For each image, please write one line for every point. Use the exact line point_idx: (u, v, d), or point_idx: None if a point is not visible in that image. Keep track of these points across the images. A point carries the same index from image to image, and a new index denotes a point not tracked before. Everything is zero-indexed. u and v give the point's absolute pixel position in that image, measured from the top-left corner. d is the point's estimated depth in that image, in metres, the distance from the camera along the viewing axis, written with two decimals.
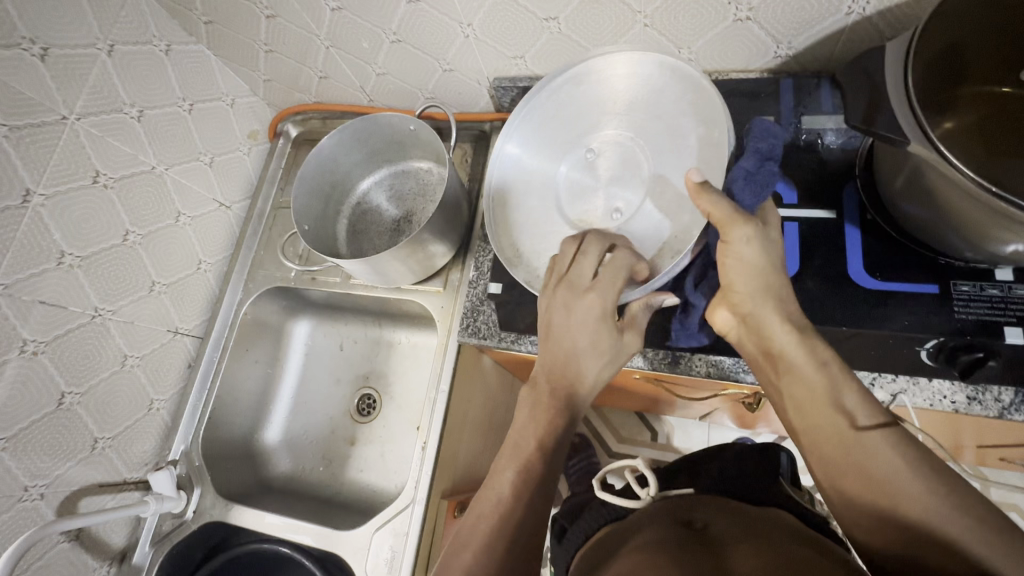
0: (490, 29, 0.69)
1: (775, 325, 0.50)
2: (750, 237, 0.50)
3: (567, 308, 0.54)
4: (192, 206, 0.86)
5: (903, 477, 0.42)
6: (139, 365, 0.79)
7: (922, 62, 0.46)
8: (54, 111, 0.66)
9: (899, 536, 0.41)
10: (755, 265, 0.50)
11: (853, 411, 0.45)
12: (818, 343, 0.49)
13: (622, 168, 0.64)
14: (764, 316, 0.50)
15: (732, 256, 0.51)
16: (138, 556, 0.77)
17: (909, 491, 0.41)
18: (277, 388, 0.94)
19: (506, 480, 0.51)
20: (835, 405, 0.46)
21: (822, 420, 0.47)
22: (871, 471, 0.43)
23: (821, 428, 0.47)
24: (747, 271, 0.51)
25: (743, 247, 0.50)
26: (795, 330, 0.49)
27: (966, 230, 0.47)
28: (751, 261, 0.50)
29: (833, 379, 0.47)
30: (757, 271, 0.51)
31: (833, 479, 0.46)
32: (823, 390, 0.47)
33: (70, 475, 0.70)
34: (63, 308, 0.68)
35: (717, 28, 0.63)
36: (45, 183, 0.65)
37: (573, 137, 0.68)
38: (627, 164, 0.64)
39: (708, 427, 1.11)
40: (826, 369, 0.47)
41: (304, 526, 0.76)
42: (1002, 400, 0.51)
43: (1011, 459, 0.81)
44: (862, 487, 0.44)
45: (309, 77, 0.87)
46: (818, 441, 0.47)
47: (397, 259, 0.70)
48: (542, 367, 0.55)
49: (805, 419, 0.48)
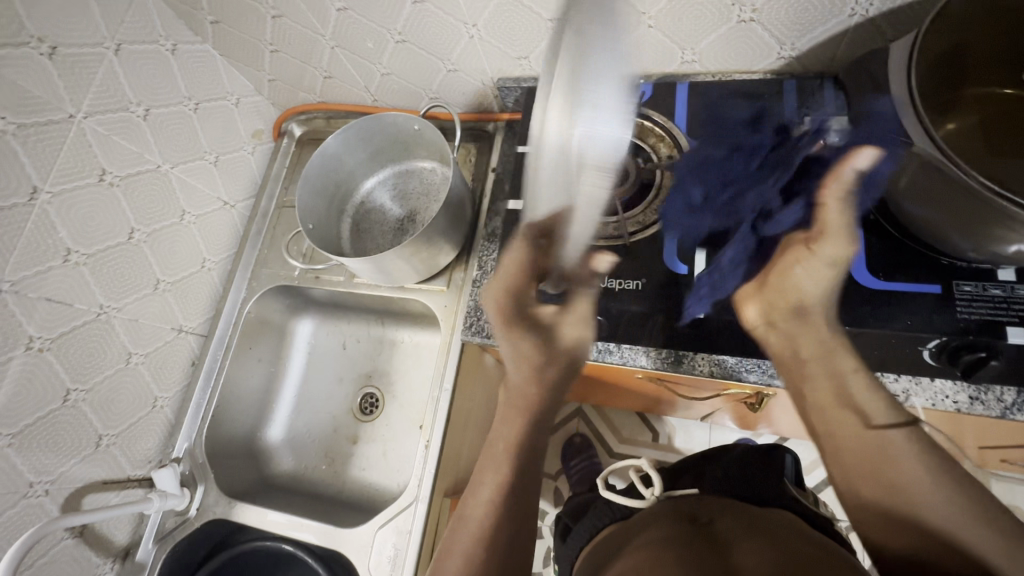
0: (495, 29, 0.69)
1: (814, 332, 0.55)
2: (839, 248, 0.54)
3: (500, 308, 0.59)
4: (197, 204, 0.86)
5: (921, 483, 0.46)
6: (144, 362, 0.79)
7: (926, 63, 0.46)
8: (62, 109, 0.66)
9: (912, 534, 0.44)
10: (824, 275, 0.55)
11: (874, 413, 0.50)
12: (844, 353, 0.53)
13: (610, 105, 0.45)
14: (819, 317, 0.55)
15: (809, 261, 0.55)
16: (141, 553, 0.77)
17: (922, 490, 0.45)
18: (281, 386, 0.94)
19: (491, 487, 0.57)
20: (851, 408, 0.52)
21: (852, 418, 0.51)
22: (892, 475, 0.47)
23: (850, 427, 0.51)
24: (815, 279, 0.55)
25: (828, 258, 0.54)
26: (839, 339, 0.54)
27: (970, 231, 0.47)
28: (824, 266, 0.54)
29: (861, 386, 0.52)
30: (823, 279, 0.55)
31: (848, 478, 0.50)
32: (862, 396, 0.51)
33: (74, 472, 0.70)
34: (69, 305, 0.69)
35: (722, 29, 0.63)
36: (52, 181, 0.65)
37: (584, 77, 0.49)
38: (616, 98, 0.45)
39: (709, 428, 1.11)
40: (859, 377, 0.52)
41: (307, 524, 0.76)
42: (1004, 400, 0.51)
43: (1012, 460, 0.82)
44: (874, 488, 0.48)
45: (314, 77, 0.88)
46: (840, 440, 0.51)
47: (401, 258, 0.71)
48: (513, 368, 0.61)
49: (829, 419, 0.53)
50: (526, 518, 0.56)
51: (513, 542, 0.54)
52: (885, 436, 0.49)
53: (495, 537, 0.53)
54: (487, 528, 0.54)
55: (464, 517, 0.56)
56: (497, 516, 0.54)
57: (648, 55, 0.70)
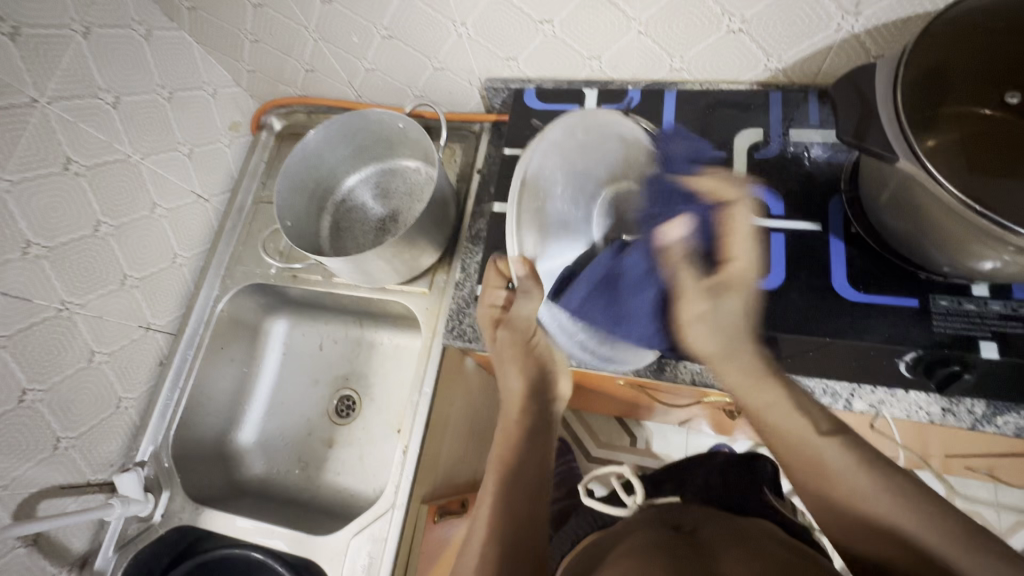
0: (484, 29, 0.68)
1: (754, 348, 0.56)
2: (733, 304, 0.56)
3: (479, 315, 0.65)
4: (169, 197, 0.83)
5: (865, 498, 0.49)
6: (108, 361, 0.75)
7: (913, 77, 0.47)
8: (24, 93, 0.63)
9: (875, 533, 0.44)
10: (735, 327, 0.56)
11: (816, 422, 0.53)
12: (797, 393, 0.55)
13: (561, 204, 0.58)
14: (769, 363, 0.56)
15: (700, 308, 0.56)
16: (101, 561, 0.73)
17: None
18: (253, 387, 0.91)
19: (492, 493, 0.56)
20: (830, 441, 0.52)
21: (798, 428, 0.53)
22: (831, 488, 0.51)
23: (796, 432, 0.54)
24: (711, 323, 0.56)
25: (724, 307, 0.56)
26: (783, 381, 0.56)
27: (949, 248, 0.48)
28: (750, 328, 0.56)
29: (783, 407, 0.54)
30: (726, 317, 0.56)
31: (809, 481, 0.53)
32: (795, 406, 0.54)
33: (28, 477, 0.67)
34: (27, 300, 0.65)
35: (710, 39, 0.63)
36: (11, 169, 0.62)
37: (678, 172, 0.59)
38: (564, 203, 0.59)
39: (687, 433, 1.12)
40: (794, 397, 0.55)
41: (277, 530, 0.74)
42: (975, 412, 0.55)
43: (976, 468, 0.84)
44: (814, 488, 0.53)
45: (295, 69, 0.85)
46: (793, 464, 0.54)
47: (382, 259, 0.69)
48: (512, 391, 0.64)
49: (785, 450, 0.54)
50: (529, 522, 0.54)
51: (530, 539, 0.52)
52: (824, 459, 0.52)
53: (508, 542, 0.51)
54: (500, 538, 0.51)
55: (474, 535, 0.54)
56: (511, 524, 0.53)
57: (636, 61, 0.69)
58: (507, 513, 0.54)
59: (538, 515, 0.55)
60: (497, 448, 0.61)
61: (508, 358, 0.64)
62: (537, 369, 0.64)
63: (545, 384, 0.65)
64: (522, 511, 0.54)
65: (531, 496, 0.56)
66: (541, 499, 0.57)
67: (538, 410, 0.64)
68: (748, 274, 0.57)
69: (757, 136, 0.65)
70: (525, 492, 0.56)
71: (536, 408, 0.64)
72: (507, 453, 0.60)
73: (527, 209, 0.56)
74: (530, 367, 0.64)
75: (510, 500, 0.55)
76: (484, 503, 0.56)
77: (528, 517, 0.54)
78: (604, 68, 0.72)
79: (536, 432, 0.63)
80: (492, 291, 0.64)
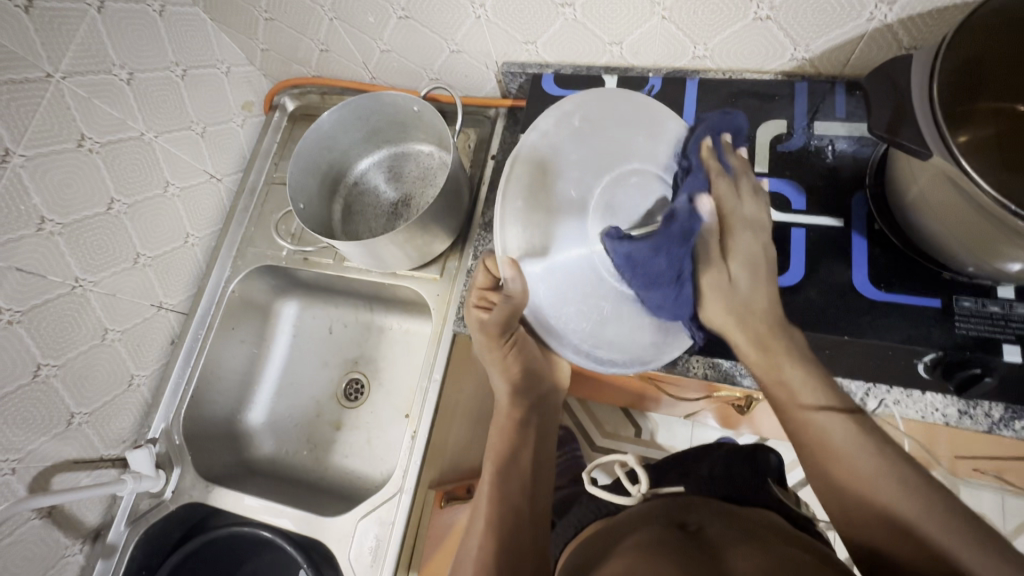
0: (503, 12, 0.67)
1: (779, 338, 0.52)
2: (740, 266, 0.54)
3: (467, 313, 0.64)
4: (182, 176, 0.83)
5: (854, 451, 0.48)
6: (121, 339, 0.76)
7: (949, 68, 0.45)
8: (38, 67, 0.62)
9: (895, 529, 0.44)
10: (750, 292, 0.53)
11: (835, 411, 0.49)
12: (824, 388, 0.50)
13: (568, 157, 0.55)
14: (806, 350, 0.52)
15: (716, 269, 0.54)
16: (112, 535, 0.75)
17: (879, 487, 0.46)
18: (262, 368, 0.91)
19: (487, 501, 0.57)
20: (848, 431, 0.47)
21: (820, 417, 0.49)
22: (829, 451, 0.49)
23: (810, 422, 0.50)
24: (726, 285, 0.54)
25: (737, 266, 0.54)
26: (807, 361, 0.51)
27: (976, 248, 0.47)
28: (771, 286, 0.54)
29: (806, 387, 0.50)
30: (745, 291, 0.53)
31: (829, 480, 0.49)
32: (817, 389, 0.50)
33: (42, 451, 0.68)
34: (41, 277, 0.65)
35: (737, 25, 0.61)
36: (26, 144, 0.61)
37: (717, 143, 0.55)
38: (569, 165, 0.54)
39: (693, 426, 1.11)
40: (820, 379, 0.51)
41: (285, 510, 0.75)
42: (992, 415, 0.53)
43: (983, 471, 0.84)
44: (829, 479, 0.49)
45: (309, 49, 0.84)
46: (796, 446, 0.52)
47: (393, 244, 0.68)
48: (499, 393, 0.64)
49: (796, 435, 0.51)
50: (524, 524, 0.56)
51: (525, 547, 0.53)
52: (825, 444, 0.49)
53: (496, 549, 0.52)
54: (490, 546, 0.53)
55: (470, 543, 0.55)
56: (505, 528, 0.54)
57: (658, 48, 0.68)
58: (504, 515, 0.55)
59: (537, 515, 0.57)
60: (491, 444, 0.62)
61: (494, 362, 0.63)
62: (518, 372, 0.63)
63: (530, 383, 0.64)
64: (515, 515, 0.56)
65: (527, 501, 0.57)
66: (532, 496, 0.58)
67: (529, 405, 0.64)
68: (746, 223, 0.55)
69: (780, 127, 0.64)
70: (519, 488, 0.58)
71: (528, 403, 0.64)
72: (501, 450, 0.61)
73: (535, 155, 0.54)
74: (512, 369, 0.63)
75: (507, 501, 0.57)
76: (484, 499, 0.58)
77: (525, 520, 0.56)
78: (625, 54, 0.70)
79: (528, 426, 0.63)
80: (479, 290, 0.62)
